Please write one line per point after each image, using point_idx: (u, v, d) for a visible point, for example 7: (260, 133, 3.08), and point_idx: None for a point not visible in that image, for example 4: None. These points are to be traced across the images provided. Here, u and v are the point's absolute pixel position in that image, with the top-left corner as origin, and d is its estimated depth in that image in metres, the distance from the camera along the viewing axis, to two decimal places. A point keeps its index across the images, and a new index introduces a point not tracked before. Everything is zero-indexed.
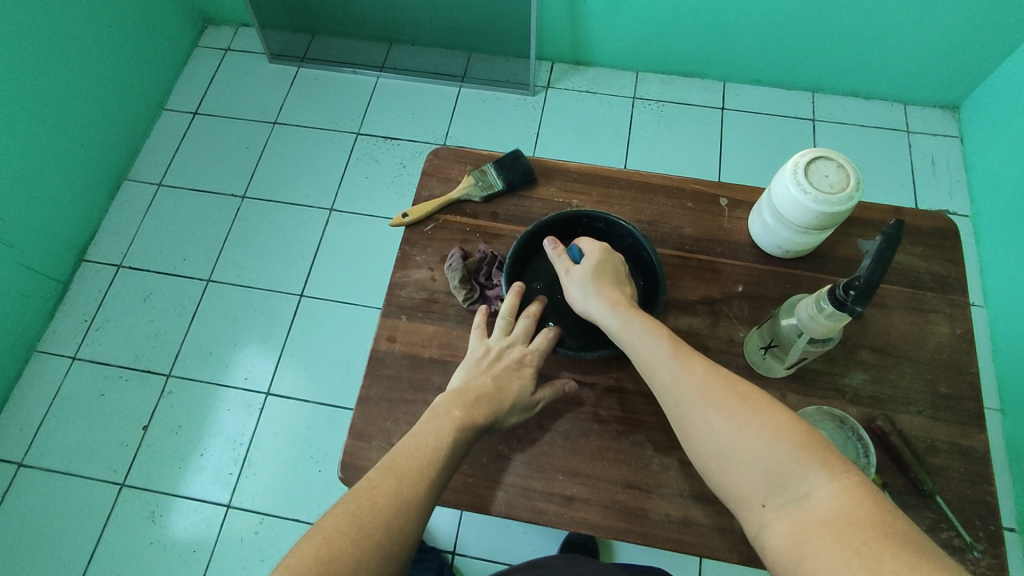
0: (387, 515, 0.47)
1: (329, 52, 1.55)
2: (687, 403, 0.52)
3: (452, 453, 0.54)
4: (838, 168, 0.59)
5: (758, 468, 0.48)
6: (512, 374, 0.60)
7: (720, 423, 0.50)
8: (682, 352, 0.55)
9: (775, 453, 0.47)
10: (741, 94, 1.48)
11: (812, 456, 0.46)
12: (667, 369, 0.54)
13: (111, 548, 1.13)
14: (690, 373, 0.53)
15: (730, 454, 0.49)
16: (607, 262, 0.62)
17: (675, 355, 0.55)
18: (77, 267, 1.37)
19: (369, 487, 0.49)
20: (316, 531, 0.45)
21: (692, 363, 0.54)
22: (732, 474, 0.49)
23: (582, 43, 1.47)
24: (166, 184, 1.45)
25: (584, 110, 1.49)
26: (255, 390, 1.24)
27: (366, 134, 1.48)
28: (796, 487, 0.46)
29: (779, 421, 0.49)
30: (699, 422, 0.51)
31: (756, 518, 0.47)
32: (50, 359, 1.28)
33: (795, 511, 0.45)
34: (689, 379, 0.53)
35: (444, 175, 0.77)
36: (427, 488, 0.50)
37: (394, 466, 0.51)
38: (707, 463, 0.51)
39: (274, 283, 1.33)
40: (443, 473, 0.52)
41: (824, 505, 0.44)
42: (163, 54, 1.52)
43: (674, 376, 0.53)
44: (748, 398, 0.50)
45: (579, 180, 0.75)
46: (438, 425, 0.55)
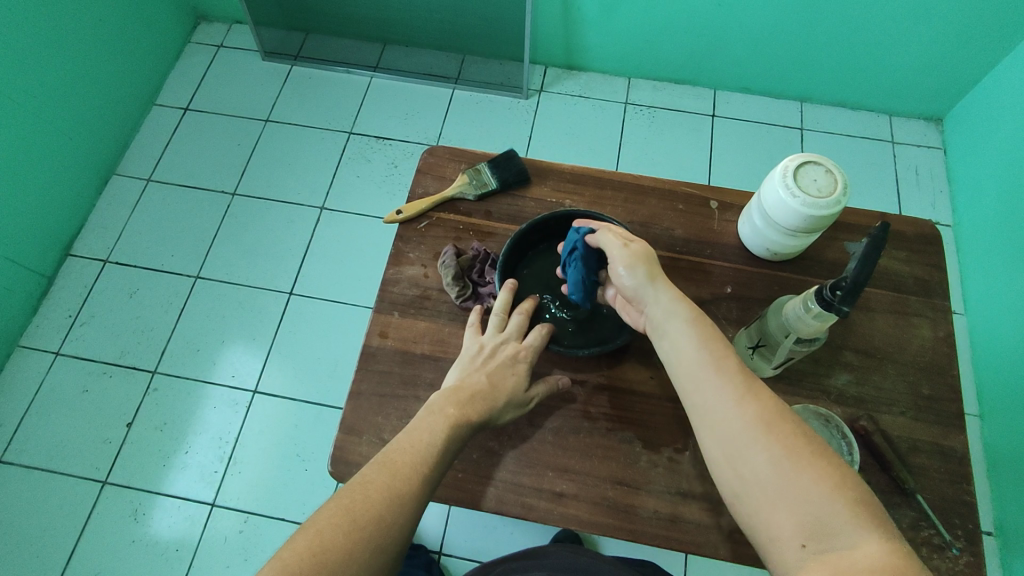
0: (381, 509, 0.47)
1: (323, 51, 1.55)
2: (739, 430, 0.50)
3: (446, 451, 0.54)
4: (826, 172, 0.60)
5: (808, 511, 0.46)
6: (507, 370, 0.61)
7: (775, 457, 0.48)
8: (736, 380, 0.52)
9: (832, 498, 0.46)
10: (731, 102, 1.50)
11: (865, 515, 0.45)
12: (725, 395, 0.52)
13: (91, 547, 1.11)
14: (753, 401, 0.51)
15: (776, 490, 0.47)
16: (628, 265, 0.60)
17: (728, 380, 0.52)
18: (62, 262, 1.35)
19: (363, 482, 0.49)
20: (309, 524, 0.45)
21: (750, 392, 0.51)
22: (770, 509, 0.47)
23: (575, 48, 1.48)
24: (155, 179, 1.44)
25: (576, 114, 1.50)
26: (243, 388, 1.23)
27: (359, 134, 1.48)
28: (841, 538, 0.44)
29: (837, 472, 0.47)
30: (751, 451, 0.49)
31: (788, 558, 0.46)
32: (32, 355, 1.26)
33: (836, 558, 0.44)
34: (746, 408, 0.50)
35: (438, 173, 0.78)
36: (420, 483, 0.51)
37: (387, 461, 0.51)
38: (746, 492, 0.49)
39: (264, 281, 1.33)
40: (439, 468, 0.53)
41: (869, 560, 0.43)
42: (155, 49, 1.52)
43: (728, 401, 0.51)
44: (812, 440, 0.49)
45: (572, 180, 0.76)
46: (433, 421, 0.55)
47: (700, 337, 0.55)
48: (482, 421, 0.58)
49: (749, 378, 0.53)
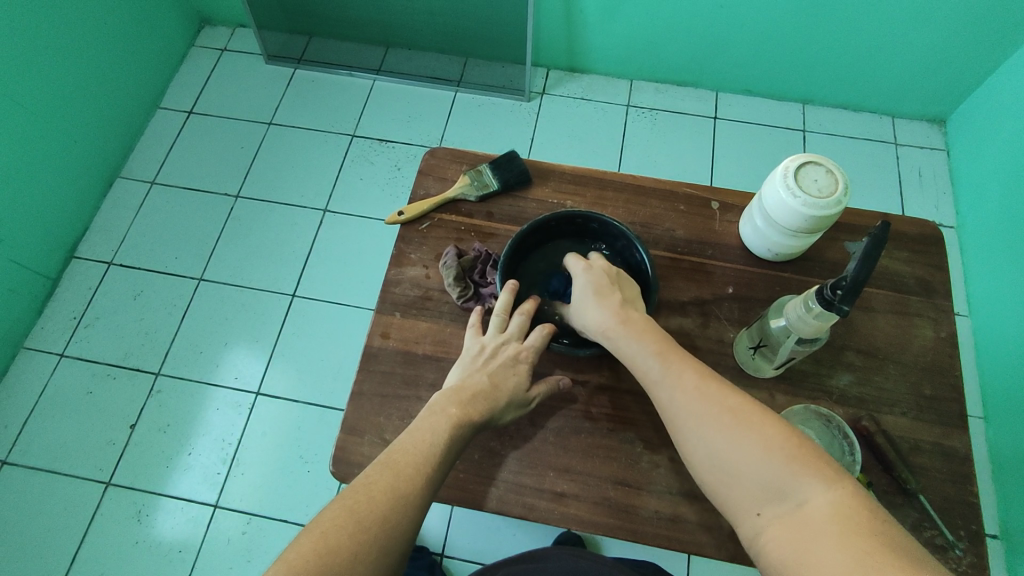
0: (385, 510, 0.48)
1: (327, 55, 1.56)
2: (676, 423, 0.53)
3: (447, 450, 0.54)
4: (827, 172, 0.60)
5: (753, 480, 0.48)
6: (507, 370, 0.61)
7: (714, 437, 0.50)
8: (664, 376, 0.55)
9: (770, 462, 0.47)
10: (734, 104, 1.50)
11: (805, 467, 0.47)
12: (660, 394, 0.55)
13: (95, 548, 1.11)
14: (682, 391, 0.53)
15: (721, 468, 0.50)
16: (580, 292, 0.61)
17: (666, 372, 0.55)
18: (67, 264, 1.36)
19: (367, 483, 0.49)
20: (314, 525, 0.46)
21: (679, 384, 0.54)
22: (726, 483, 0.49)
23: (577, 50, 1.48)
24: (159, 182, 1.45)
25: (577, 116, 1.50)
26: (245, 390, 1.23)
27: (361, 137, 1.49)
28: (788, 497, 0.46)
29: (771, 434, 0.49)
30: (692, 436, 0.52)
31: (752, 525, 0.48)
32: (36, 357, 1.27)
33: (787, 518, 0.46)
34: (677, 401, 0.53)
35: (440, 174, 0.78)
36: (423, 484, 0.51)
37: (391, 461, 0.51)
38: (701, 475, 0.51)
39: (267, 282, 1.33)
40: (441, 467, 0.53)
41: (816, 513, 0.44)
42: (159, 53, 1.53)
43: (663, 399, 0.54)
44: (740, 410, 0.51)
45: (574, 181, 0.76)
46: (435, 422, 0.55)
47: (637, 337, 0.57)
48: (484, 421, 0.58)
49: (675, 367, 0.55)
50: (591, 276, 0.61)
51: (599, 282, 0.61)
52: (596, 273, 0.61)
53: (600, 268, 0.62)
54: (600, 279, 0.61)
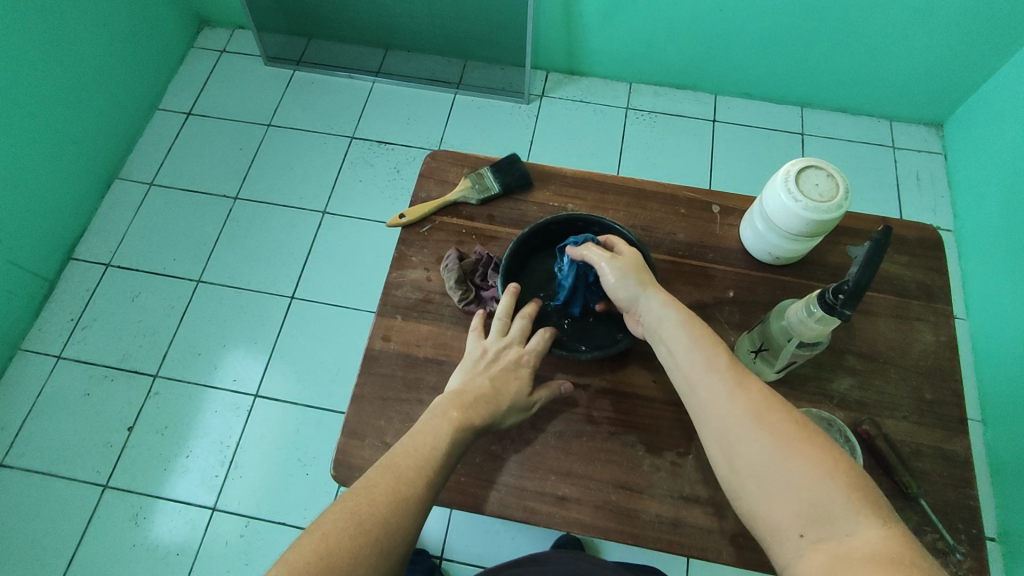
0: (387, 513, 0.47)
1: (326, 57, 1.56)
2: (729, 422, 0.50)
3: (449, 454, 0.54)
4: (828, 177, 0.60)
5: (804, 500, 0.46)
6: (509, 374, 0.61)
7: (772, 447, 0.48)
8: (726, 375, 0.52)
9: (827, 485, 0.45)
10: (732, 107, 1.50)
11: (862, 499, 0.45)
12: (713, 388, 0.52)
13: (91, 551, 1.11)
14: (744, 391, 0.51)
15: (771, 480, 0.47)
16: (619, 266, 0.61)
17: (720, 376, 0.52)
18: (65, 265, 1.35)
19: (368, 485, 0.49)
20: (315, 528, 0.45)
21: (743, 387, 0.51)
22: (769, 497, 0.47)
23: (576, 53, 1.49)
24: (157, 184, 1.45)
25: (577, 119, 1.51)
26: (244, 392, 1.23)
27: (361, 139, 1.49)
28: (839, 525, 0.44)
29: (833, 458, 0.47)
30: (745, 439, 0.49)
31: (790, 548, 0.45)
32: (33, 358, 1.26)
33: (835, 546, 0.44)
34: (736, 401, 0.51)
35: (441, 177, 0.78)
36: (425, 487, 0.51)
37: (392, 464, 0.51)
38: (742, 484, 0.49)
39: (266, 284, 1.33)
40: (442, 470, 0.53)
41: (868, 546, 0.42)
42: (158, 54, 1.53)
43: (719, 395, 0.52)
44: (804, 427, 0.49)
45: (575, 185, 0.76)
46: (437, 425, 0.55)
47: (692, 339, 0.55)
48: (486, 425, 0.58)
49: (739, 372, 0.53)
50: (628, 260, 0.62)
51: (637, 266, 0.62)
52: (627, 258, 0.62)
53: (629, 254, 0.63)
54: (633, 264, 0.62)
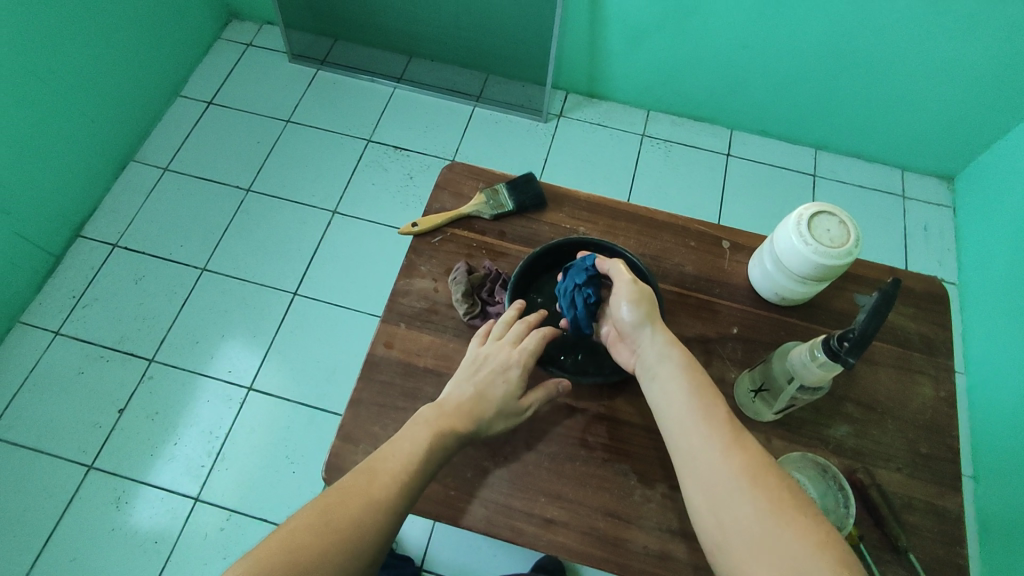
0: (357, 517, 0.48)
1: (350, 59, 1.59)
2: (723, 479, 0.50)
3: (429, 461, 0.54)
4: (840, 224, 0.61)
5: (791, 566, 0.45)
6: (496, 378, 0.60)
7: (765, 509, 0.48)
8: (726, 431, 0.53)
9: (815, 555, 0.45)
10: (747, 143, 1.52)
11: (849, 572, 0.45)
12: (711, 441, 0.52)
13: (69, 532, 1.10)
14: (741, 450, 0.51)
15: (759, 542, 0.47)
16: (632, 291, 0.62)
17: (719, 431, 0.53)
18: (72, 242, 1.36)
19: (343, 487, 0.49)
20: (285, 526, 0.46)
21: (740, 446, 0.52)
22: (756, 560, 0.47)
23: (598, 77, 1.51)
24: (172, 169, 1.46)
25: (592, 142, 1.53)
26: (238, 384, 1.22)
27: (377, 142, 1.50)
28: None
29: (823, 529, 0.47)
30: (738, 499, 0.49)
31: None
32: (32, 332, 1.26)
33: None
34: (732, 458, 0.51)
35: (456, 190, 0.78)
36: (400, 492, 0.51)
37: (370, 468, 0.51)
38: (729, 543, 0.48)
39: (270, 278, 1.33)
40: (420, 477, 0.53)
41: None
42: (185, 42, 1.55)
43: (716, 450, 0.51)
44: (797, 495, 0.49)
45: (588, 209, 0.76)
46: (417, 431, 0.55)
47: (693, 386, 0.56)
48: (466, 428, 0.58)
49: (738, 430, 0.53)
50: (636, 287, 0.62)
51: (645, 295, 0.62)
52: (637, 285, 0.62)
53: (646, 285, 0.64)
54: (643, 291, 0.62)
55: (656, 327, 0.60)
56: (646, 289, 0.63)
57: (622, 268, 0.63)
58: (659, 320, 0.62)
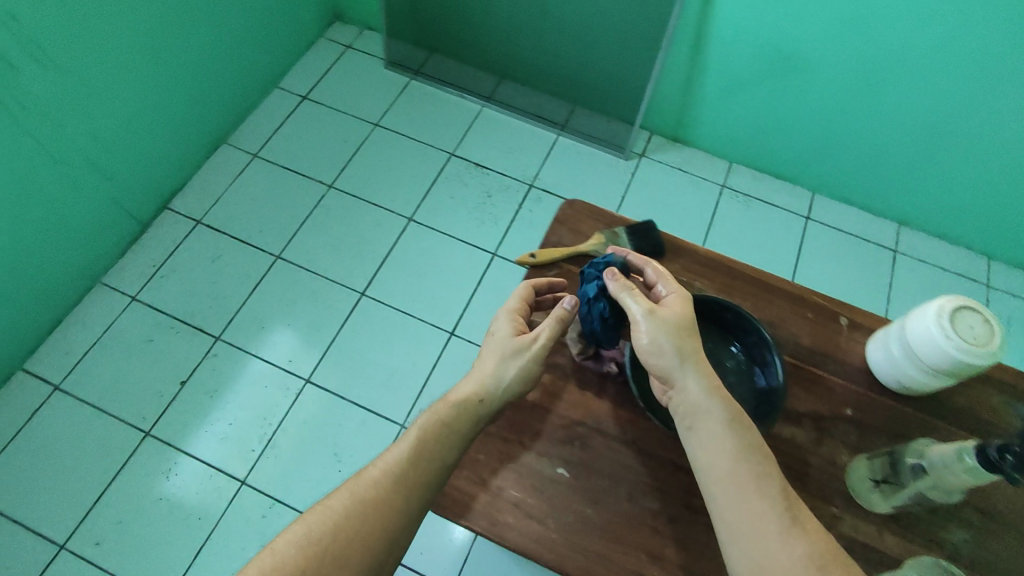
0: (338, 529, 0.52)
1: (443, 72, 1.63)
2: (775, 558, 0.49)
3: (416, 466, 0.56)
4: (982, 322, 0.62)
5: None
6: (493, 356, 0.64)
7: None
8: (779, 507, 0.52)
9: None
10: (828, 209, 1.49)
11: None
12: (765, 517, 0.51)
13: (118, 495, 1.12)
14: (793, 527, 0.51)
15: None
16: (648, 322, 0.60)
17: (772, 504, 0.52)
18: (159, 213, 1.41)
19: (327, 503, 0.54)
20: (276, 543, 0.52)
21: (794, 525, 0.51)
22: None
23: (687, 122, 1.51)
24: (261, 156, 1.50)
25: (671, 186, 1.53)
26: (296, 374, 1.24)
27: (459, 157, 1.53)
28: None
29: None
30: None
31: None
32: (110, 294, 1.30)
33: None
34: (787, 539, 0.50)
35: (574, 227, 0.79)
36: (382, 500, 0.54)
37: (354, 482, 0.55)
38: None
39: (341, 275, 1.36)
40: (417, 474, 0.56)
41: None
42: (290, 37, 1.61)
43: (770, 528, 0.51)
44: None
45: (704, 264, 0.76)
46: (407, 441, 0.58)
47: (741, 447, 0.55)
48: (489, 406, 0.62)
49: (789, 505, 0.52)
50: (650, 316, 0.60)
51: (660, 322, 0.60)
52: (647, 312, 0.61)
53: (669, 304, 0.62)
54: (658, 319, 0.60)
55: (688, 365, 0.58)
56: (666, 318, 0.60)
57: (635, 295, 0.62)
58: (692, 350, 0.59)
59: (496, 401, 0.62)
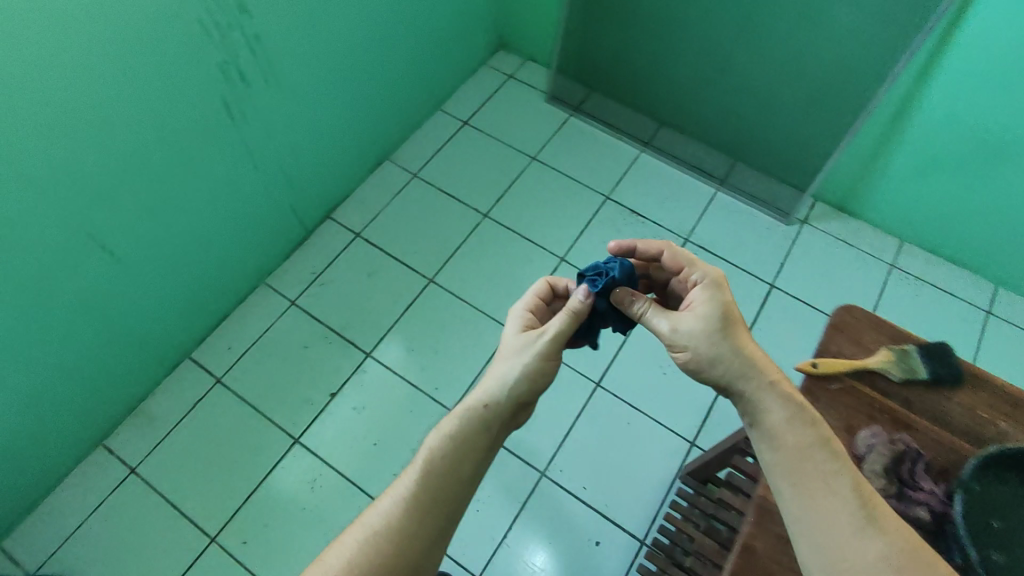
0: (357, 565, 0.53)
1: (602, 112, 1.63)
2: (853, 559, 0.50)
3: (427, 492, 0.57)
4: None
5: None
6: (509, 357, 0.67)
7: None
8: (851, 508, 0.52)
9: None
10: (1012, 306, 1.37)
11: None
12: (837, 515, 0.52)
13: (266, 497, 1.15)
14: (873, 531, 0.51)
15: None
16: (672, 338, 0.67)
17: (846, 505, 0.52)
18: (322, 221, 1.45)
19: (345, 540, 0.55)
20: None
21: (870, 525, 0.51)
22: None
23: (864, 195, 1.43)
24: (421, 177, 1.53)
25: (836, 258, 1.44)
26: (440, 403, 1.25)
27: (614, 201, 1.51)
28: None
29: None
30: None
31: None
32: (272, 295, 1.35)
33: None
34: (863, 542, 0.50)
35: (855, 337, 0.73)
36: (399, 533, 0.55)
37: (367, 516, 0.56)
38: None
39: (491, 308, 1.35)
40: (430, 501, 0.57)
41: None
42: (461, 62, 1.63)
43: (844, 527, 0.51)
44: None
45: (1011, 403, 0.69)
46: (415, 469, 0.58)
47: (803, 446, 0.56)
48: (500, 409, 0.62)
49: (863, 503, 0.52)
50: (677, 334, 0.67)
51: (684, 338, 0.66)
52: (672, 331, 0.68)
53: (691, 316, 0.67)
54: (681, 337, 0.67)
55: (727, 373, 0.63)
56: (688, 334, 0.66)
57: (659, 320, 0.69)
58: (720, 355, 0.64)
59: (505, 403, 0.62)
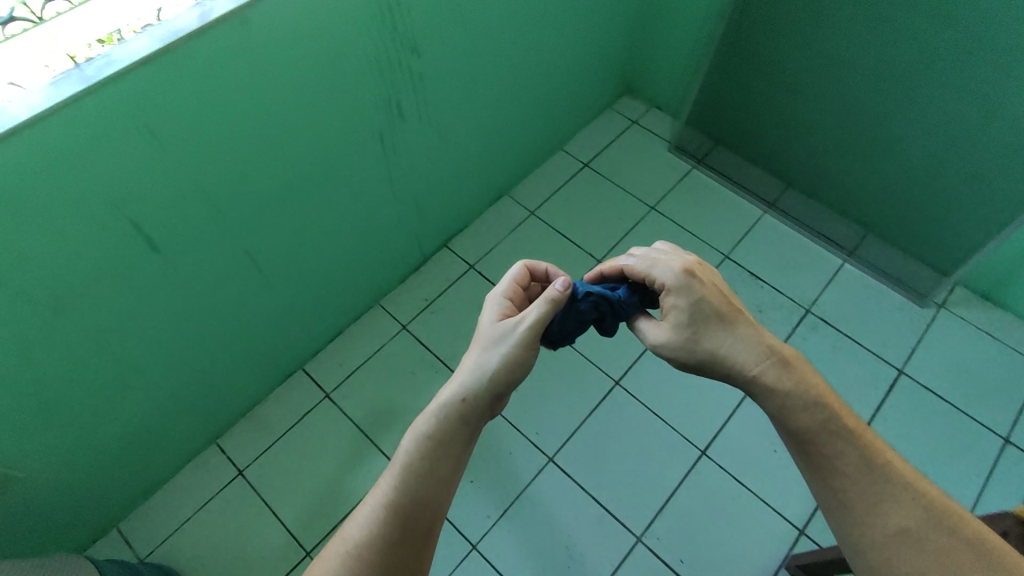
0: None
1: (726, 168, 1.59)
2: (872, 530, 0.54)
3: (403, 494, 0.56)
4: None
5: None
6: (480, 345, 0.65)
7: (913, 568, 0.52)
8: (859, 476, 0.56)
9: None
10: None
11: None
12: (848, 486, 0.56)
13: None
14: (891, 504, 0.54)
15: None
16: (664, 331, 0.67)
17: (858, 476, 0.56)
18: (438, 250, 1.48)
19: (327, 555, 0.54)
20: None
21: (884, 492, 0.55)
22: None
23: (1016, 285, 1.31)
24: (537, 215, 1.53)
25: (977, 350, 1.33)
26: (540, 450, 1.24)
27: (734, 261, 1.46)
28: None
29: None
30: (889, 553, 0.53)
31: None
32: (385, 318, 1.38)
33: None
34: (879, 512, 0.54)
35: None
36: (383, 541, 0.54)
37: (348, 529, 0.55)
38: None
39: (598, 358, 1.34)
40: (411, 504, 0.56)
41: None
42: (588, 105, 1.64)
43: (857, 495, 0.55)
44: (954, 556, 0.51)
45: None
46: (393, 475, 0.57)
47: (811, 423, 0.58)
48: (477, 400, 0.60)
49: (872, 469, 0.56)
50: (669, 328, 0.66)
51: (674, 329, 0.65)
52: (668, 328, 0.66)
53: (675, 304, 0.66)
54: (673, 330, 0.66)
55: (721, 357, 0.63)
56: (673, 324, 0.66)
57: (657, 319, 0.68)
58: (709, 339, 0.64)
59: (482, 394, 0.60)
